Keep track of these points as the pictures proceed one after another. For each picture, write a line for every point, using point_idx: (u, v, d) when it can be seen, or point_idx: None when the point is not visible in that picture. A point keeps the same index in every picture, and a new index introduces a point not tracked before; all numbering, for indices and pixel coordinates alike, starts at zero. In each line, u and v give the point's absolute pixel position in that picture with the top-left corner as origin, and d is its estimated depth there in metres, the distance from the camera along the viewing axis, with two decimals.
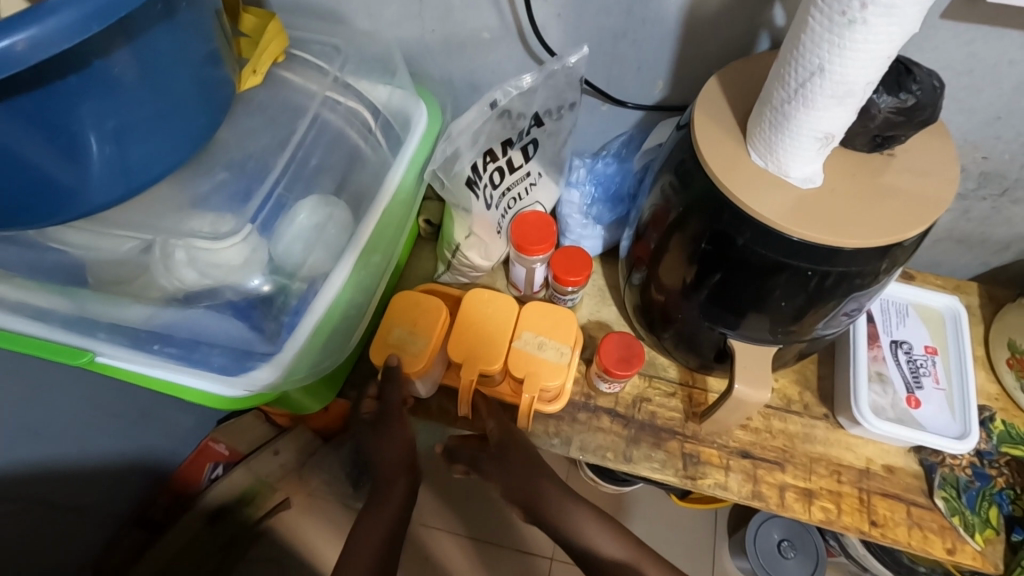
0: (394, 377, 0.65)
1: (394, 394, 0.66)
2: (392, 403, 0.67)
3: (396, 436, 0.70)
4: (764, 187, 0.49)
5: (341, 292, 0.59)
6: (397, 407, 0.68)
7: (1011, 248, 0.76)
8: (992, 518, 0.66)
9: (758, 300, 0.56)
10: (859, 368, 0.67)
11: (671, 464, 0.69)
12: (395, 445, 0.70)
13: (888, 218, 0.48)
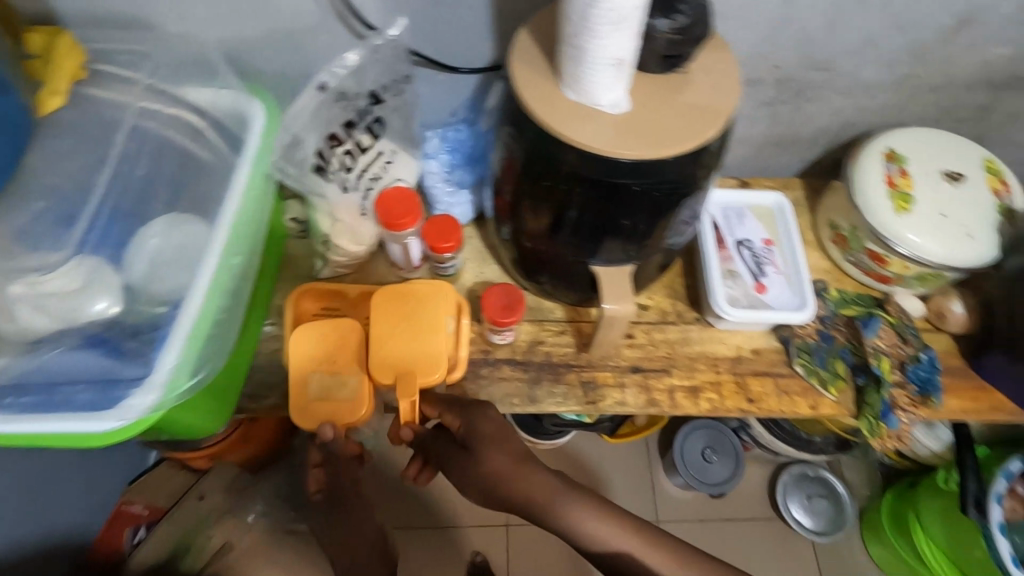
0: (335, 444, 0.67)
1: (337, 449, 0.67)
2: (337, 453, 0.67)
3: (351, 499, 0.72)
4: (581, 119, 0.54)
5: (221, 268, 0.57)
6: (348, 470, 0.70)
7: (819, 141, 0.87)
8: (840, 371, 0.77)
9: (609, 224, 0.61)
10: (712, 269, 0.75)
11: (572, 394, 0.74)
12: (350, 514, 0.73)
13: (688, 126, 0.55)
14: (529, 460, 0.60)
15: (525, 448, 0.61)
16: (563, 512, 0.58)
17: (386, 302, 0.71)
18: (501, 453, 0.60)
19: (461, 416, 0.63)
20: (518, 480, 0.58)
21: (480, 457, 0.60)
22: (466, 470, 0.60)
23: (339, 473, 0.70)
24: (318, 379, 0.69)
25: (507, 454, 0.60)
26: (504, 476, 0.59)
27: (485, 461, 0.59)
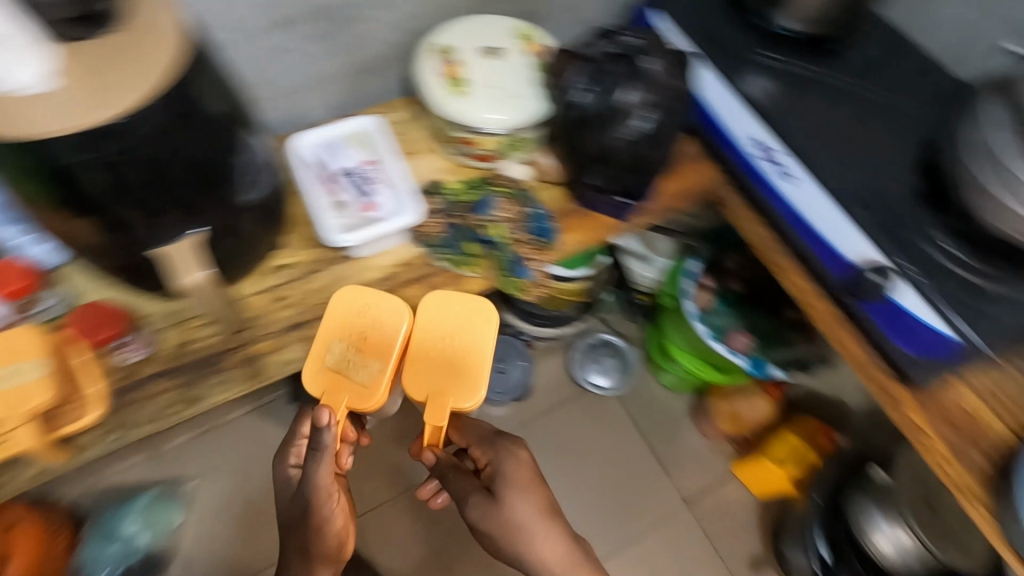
0: (322, 450, 0.72)
1: (318, 470, 0.72)
2: (321, 478, 0.73)
3: (330, 510, 0.74)
4: (26, 105, 0.52)
5: None
6: (326, 488, 0.72)
7: (391, 57, 0.92)
8: (475, 251, 0.85)
9: (142, 202, 0.61)
10: (315, 209, 0.79)
11: (237, 372, 0.79)
12: (322, 530, 0.74)
13: (145, 69, 0.55)
14: (536, 493, 0.77)
15: (539, 480, 0.79)
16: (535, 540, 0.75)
17: (458, 302, 0.79)
18: (513, 484, 0.77)
19: (480, 446, 0.81)
20: (516, 507, 0.75)
21: (501, 495, 0.76)
22: (482, 495, 0.76)
23: (316, 483, 0.72)
24: (364, 351, 0.76)
25: (509, 480, 0.77)
26: (508, 510, 0.75)
27: (485, 493, 0.76)
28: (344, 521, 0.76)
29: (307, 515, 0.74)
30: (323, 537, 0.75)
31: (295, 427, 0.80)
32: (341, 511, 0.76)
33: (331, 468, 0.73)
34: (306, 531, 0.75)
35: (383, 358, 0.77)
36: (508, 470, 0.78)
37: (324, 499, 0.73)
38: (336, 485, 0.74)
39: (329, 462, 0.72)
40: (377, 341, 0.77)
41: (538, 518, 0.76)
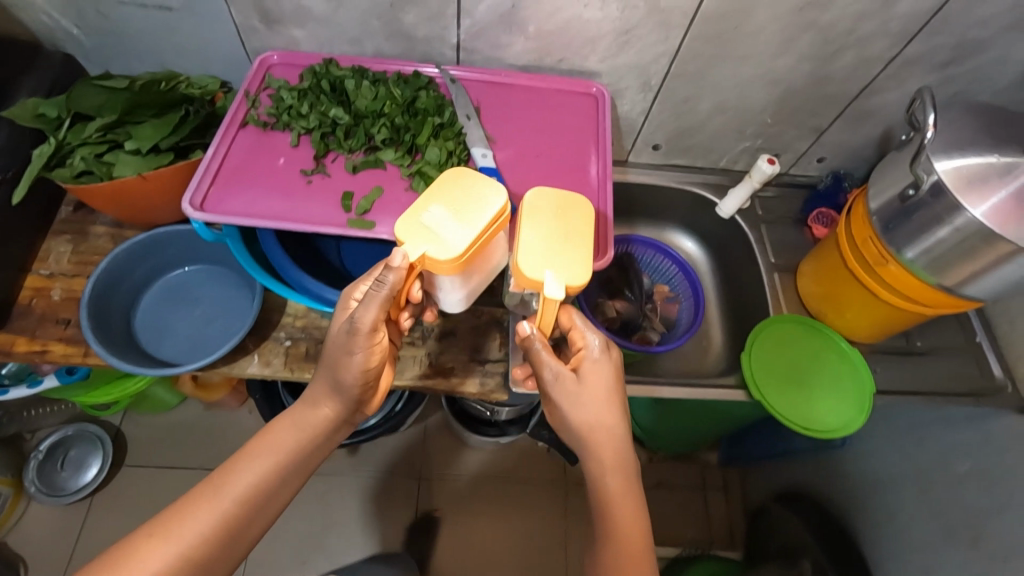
0: (388, 285, 0.54)
1: (368, 313, 0.56)
2: (369, 321, 0.57)
3: (358, 361, 0.60)
4: None
5: None
6: (364, 344, 0.58)
7: None
8: None
9: None
10: None
11: None
12: (357, 375, 0.61)
13: None
14: (624, 427, 0.60)
15: (615, 395, 0.60)
16: (616, 545, 0.58)
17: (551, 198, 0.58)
18: (591, 398, 0.58)
19: (578, 332, 0.60)
20: (601, 445, 0.59)
21: (588, 387, 0.59)
22: (557, 391, 0.59)
23: (354, 323, 0.57)
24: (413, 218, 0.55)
25: (575, 391, 0.59)
26: (609, 424, 0.59)
27: (573, 382, 0.59)
28: (378, 366, 0.62)
29: (347, 359, 0.60)
30: (346, 369, 0.61)
31: (346, 286, 0.61)
32: (376, 342, 0.60)
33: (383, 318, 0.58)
34: (345, 369, 0.61)
35: (417, 224, 0.54)
36: (601, 360, 0.60)
37: (358, 344, 0.58)
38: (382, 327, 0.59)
39: (384, 301, 0.55)
40: (418, 215, 0.55)
41: (612, 413, 0.59)
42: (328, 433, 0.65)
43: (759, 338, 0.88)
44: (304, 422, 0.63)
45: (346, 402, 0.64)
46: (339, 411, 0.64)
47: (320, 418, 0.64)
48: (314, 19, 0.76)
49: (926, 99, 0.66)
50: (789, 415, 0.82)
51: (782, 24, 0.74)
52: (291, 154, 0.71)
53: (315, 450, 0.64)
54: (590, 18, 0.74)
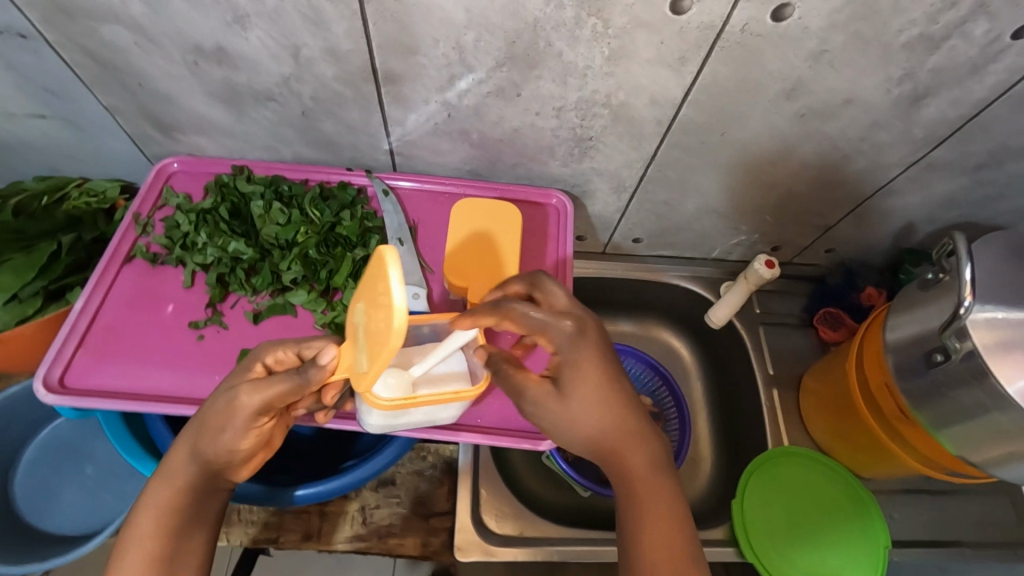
0: (307, 374, 0.46)
1: (258, 396, 0.46)
2: (257, 400, 0.46)
3: (225, 440, 0.47)
4: None
5: None
6: (241, 425, 0.47)
7: None
8: None
9: None
10: None
11: None
12: (222, 455, 0.48)
13: None
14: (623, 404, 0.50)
15: (611, 367, 0.50)
16: (649, 514, 0.47)
17: (479, 211, 0.57)
18: (582, 374, 0.49)
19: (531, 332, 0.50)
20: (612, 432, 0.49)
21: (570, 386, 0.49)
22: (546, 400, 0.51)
23: (236, 397, 0.47)
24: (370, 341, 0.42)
25: (560, 407, 0.50)
26: (603, 400, 0.49)
27: (553, 395, 0.50)
28: (251, 446, 0.50)
29: (212, 433, 0.47)
30: (214, 442, 0.48)
31: (253, 348, 0.50)
32: (263, 421, 0.49)
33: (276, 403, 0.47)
34: (207, 441, 0.48)
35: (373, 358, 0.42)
36: (574, 348, 0.49)
37: (234, 420, 0.47)
38: (272, 411, 0.49)
39: (296, 387, 0.46)
40: (377, 343, 0.41)
41: (602, 405, 0.49)
42: (203, 507, 0.49)
43: (809, 466, 0.77)
44: (159, 499, 0.48)
45: (209, 476, 0.49)
46: (201, 485, 0.49)
47: (179, 491, 0.48)
48: (216, 128, 0.63)
49: (960, 248, 0.53)
50: (752, 534, 0.72)
51: (779, 131, 0.61)
52: (181, 300, 0.59)
53: (190, 529, 0.48)
54: (546, 128, 0.61)
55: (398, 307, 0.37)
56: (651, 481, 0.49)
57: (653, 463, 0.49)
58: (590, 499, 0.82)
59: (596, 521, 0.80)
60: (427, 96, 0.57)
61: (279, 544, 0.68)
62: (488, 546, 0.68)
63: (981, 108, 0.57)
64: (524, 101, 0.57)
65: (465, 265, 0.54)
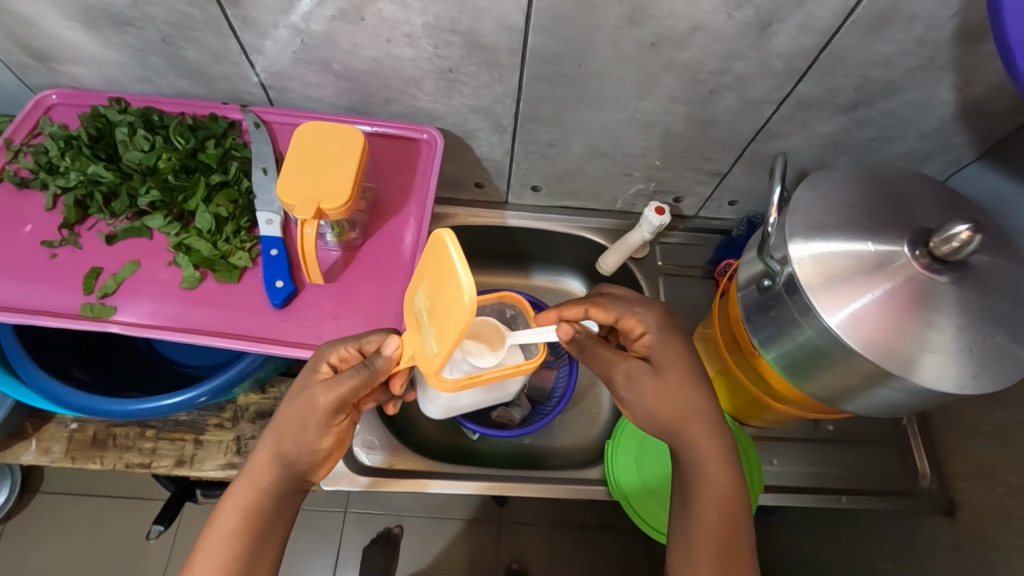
0: (375, 370, 0.49)
1: (328, 392, 0.49)
2: (331, 398, 0.49)
3: (309, 439, 0.50)
4: None
5: None
6: (321, 426, 0.50)
7: None
8: None
9: None
10: None
11: None
12: (303, 455, 0.51)
13: None
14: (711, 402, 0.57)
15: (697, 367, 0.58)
16: (707, 508, 0.53)
17: (322, 135, 0.58)
18: (675, 365, 0.57)
19: (626, 312, 0.59)
20: (694, 434, 0.56)
21: (668, 365, 0.57)
22: (645, 382, 0.57)
23: (316, 398, 0.50)
24: (437, 318, 0.41)
25: (655, 384, 0.57)
26: (681, 401, 0.56)
27: (652, 373, 0.57)
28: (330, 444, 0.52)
29: (297, 433, 0.50)
30: (295, 443, 0.51)
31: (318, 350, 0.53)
32: (338, 419, 0.51)
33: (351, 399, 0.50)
34: (290, 442, 0.51)
35: (442, 334, 0.41)
36: (665, 330, 0.59)
37: (316, 420, 0.50)
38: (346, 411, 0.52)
39: (364, 382, 0.49)
40: (445, 319, 0.40)
41: (691, 387, 0.57)
42: (286, 508, 0.52)
43: None
44: (242, 495, 0.51)
45: (292, 475, 0.52)
46: (283, 486, 0.52)
47: (258, 495, 0.51)
48: (87, 57, 0.64)
49: (776, 170, 0.55)
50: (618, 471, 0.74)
51: (635, 62, 0.61)
52: (41, 221, 0.61)
53: (277, 523, 0.52)
54: (402, 56, 0.61)
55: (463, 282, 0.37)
56: (725, 487, 0.54)
57: (718, 466, 0.54)
58: (480, 443, 0.85)
59: (476, 460, 0.83)
60: (274, 21, 0.57)
61: (153, 469, 0.69)
62: (353, 474, 0.72)
63: (831, 34, 0.56)
64: (372, 26, 0.58)
65: (306, 182, 0.55)
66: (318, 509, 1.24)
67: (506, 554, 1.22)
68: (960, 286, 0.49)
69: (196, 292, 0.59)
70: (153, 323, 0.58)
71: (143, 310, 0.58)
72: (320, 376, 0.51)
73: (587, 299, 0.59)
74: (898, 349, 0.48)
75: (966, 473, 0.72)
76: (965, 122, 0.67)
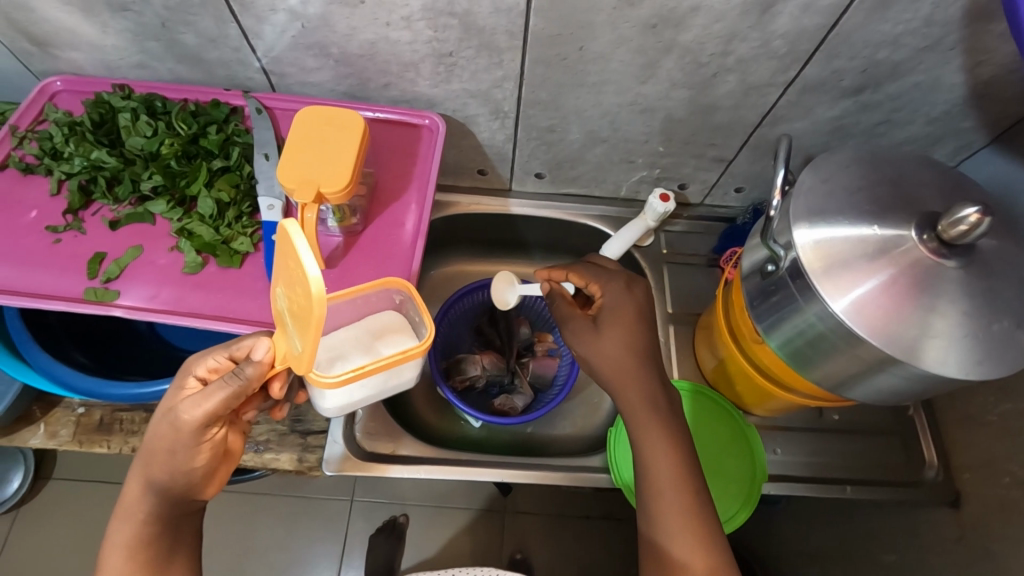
0: (240, 383, 0.45)
1: (191, 411, 0.46)
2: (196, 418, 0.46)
3: (181, 461, 0.47)
4: None
5: None
6: (191, 446, 0.47)
7: None
8: None
9: None
10: None
11: None
12: (178, 477, 0.48)
13: None
14: (655, 389, 0.60)
15: (643, 337, 0.62)
16: (664, 508, 0.55)
17: (319, 120, 0.58)
18: (619, 326, 0.62)
19: (594, 275, 0.67)
20: (638, 422, 0.59)
21: (608, 322, 0.62)
22: (584, 328, 0.63)
23: (179, 416, 0.46)
24: (297, 315, 0.41)
25: (591, 334, 0.63)
26: (609, 364, 0.61)
27: (590, 324, 0.63)
28: (210, 462, 0.50)
29: (164, 457, 0.47)
30: (166, 465, 0.48)
31: (187, 362, 0.49)
32: (212, 436, 0.48)
33: (221, 414, 0.46)
34: (160, 467, 0.48)
35: (303, 330, 0.41)
36: (622, 295, 0.64)
37: (183, 441, 0.46)
38: (221, 423, 0.48)
39: (232, 395, 0.45)
40: (303, 316, 0.40)
41: (628, 349, 0.61)
42: (179, 526, 0.52)
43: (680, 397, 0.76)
44: (128, 526, 0.50)
45: (172, 497, 0.50)
46: (166, 508, 0.50)
47: (144, 520, 0.50)
48: (87, 42, 0.65)
49: (779, 153, 0.54)
50: (619, 462, 0.73)
51: (636, 44, 0.60)
52: (45, 206, 0.62)
53: (169, 544, 0.51)
54: (401, 40, 0.61)
55: (313, 276, 0.36)
56: (670, 478, 0.56)
57: (666, 456, 0.57)
58: (484, 432, 0.85)
59: (477, 449, 0.83)
60: (272, 4, 0.57)
61: None
62: (356, 460, 0.72)
63: (836, 14, 0.55)
64: (370, 9, 0.57)
65: (302, 166, 0.55)
66: (323, 497, 1.26)
67: (509, 544, 1.23)
68: (966, 270, 0.48)
69: (197, 277, 0.60)
70: (156, 308, 0.58)
71: (145, 294, 0.58)
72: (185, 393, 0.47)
73: (568, 265, 0.69)
74: (901, 335, 0.47)
75: (971, 464, 0.72)
76: (973, 106, 0.66)
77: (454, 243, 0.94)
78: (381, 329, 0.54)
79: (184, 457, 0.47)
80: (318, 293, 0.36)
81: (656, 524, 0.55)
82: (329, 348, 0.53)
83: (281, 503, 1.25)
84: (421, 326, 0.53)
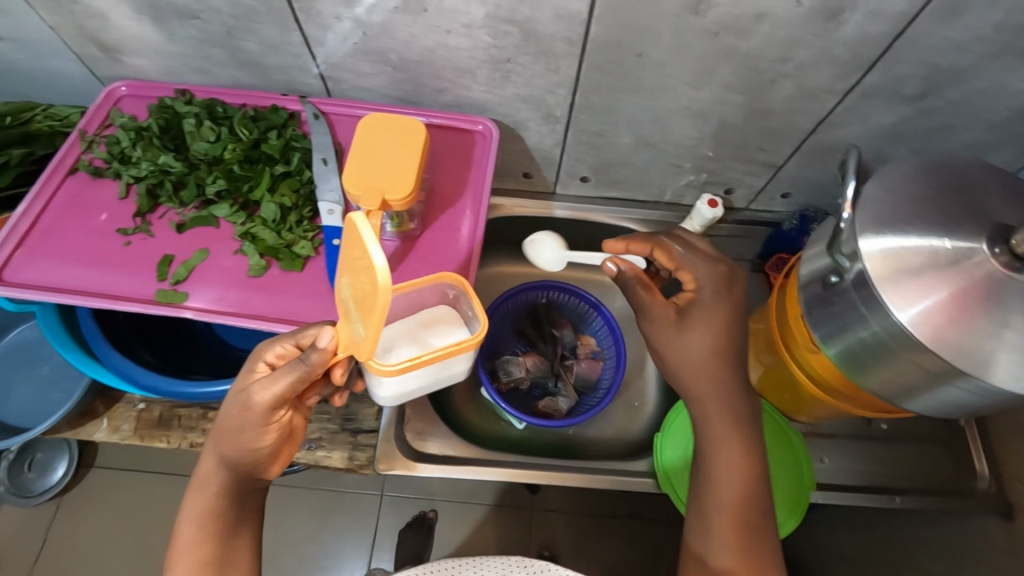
0: (304, 366, 0.46)
1: (262, 394, 0.47)
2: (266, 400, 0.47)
3: (247, 440, 0.49)
4: None
5: None
6: (258, 426, 0.48)
7: None
8: None
9: None
10: None
11: None
12: (248, 454, 0.50)
13: None
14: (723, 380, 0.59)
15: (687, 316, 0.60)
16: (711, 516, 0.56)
17: (381, 127, 0.59)
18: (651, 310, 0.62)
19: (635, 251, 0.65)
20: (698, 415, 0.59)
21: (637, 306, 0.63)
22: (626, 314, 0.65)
23: (249, 397, 0.47)
24: (360, 304, 0.42)
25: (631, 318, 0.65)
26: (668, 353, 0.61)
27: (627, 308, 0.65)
28: (275, 443, 0.51)
29: (233, 435, 0.49)
30: (235, 445, 0.49)
31: (257, 345, 0.51)
32: (278, 417, 0.50)
33: (288, 397, 0.48)
34: (230, 444, 0.49)
35: (366, 318, 0.42)
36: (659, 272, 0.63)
37: (252, 420, 0.48)
38: (287, 406, 0.50)
39: (297, 378, 0.46)
40: (366, 303, 0.41)
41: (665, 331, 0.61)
42: (245, 501, 0.54)
43: None
44: (199, 500, 0.52)
45: (239, 476, 0.52)
46: (233, 485, 0.52)
47: (216, 494, 0.52)
48: (153, 49, 0.66)
49: (849, 163, 0.54)
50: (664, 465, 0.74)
51: (694, 51, 0.60)
52: (114, 209, 0.64)
53: (234, 521, 0.53)
54: (460, 47, 0.62)
55: (379, 267, 0.37)
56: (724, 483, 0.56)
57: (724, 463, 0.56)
58: (523, 432, 0.86)
59: (518, 449, 0.84)
60: (337, 13, 0.58)
61: None
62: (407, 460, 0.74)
63: (903, 22, 0.55)
64: (432, 18, 0.58)
65: (367, 172, 0.56)
66: (354, 491, 1.28)
67: (536, 542, 1.23)
68: None
69: (262, 280, 0.61)
70: (222, 309, 0.60)
71: (213, 296, 0.60)
72: (255, 375, 0.49)
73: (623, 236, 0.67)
74: (969, 348, 0.47)
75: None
76: None
77: (494, 244, 0.94)
78: (433, 321, 0.55)
79: (251, 438, 0.49)
80: (383, 282, 0.37)
81: (704, 539, 0.56)
82: (383, 337, 0.53)
83: (312, 497, 1.27)
84: (473, 321, 0.54)
